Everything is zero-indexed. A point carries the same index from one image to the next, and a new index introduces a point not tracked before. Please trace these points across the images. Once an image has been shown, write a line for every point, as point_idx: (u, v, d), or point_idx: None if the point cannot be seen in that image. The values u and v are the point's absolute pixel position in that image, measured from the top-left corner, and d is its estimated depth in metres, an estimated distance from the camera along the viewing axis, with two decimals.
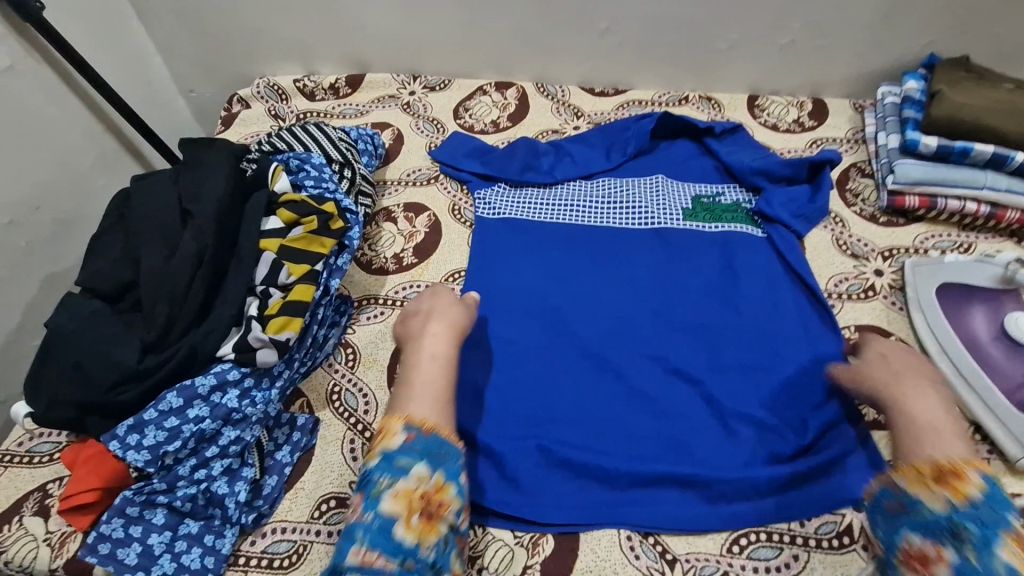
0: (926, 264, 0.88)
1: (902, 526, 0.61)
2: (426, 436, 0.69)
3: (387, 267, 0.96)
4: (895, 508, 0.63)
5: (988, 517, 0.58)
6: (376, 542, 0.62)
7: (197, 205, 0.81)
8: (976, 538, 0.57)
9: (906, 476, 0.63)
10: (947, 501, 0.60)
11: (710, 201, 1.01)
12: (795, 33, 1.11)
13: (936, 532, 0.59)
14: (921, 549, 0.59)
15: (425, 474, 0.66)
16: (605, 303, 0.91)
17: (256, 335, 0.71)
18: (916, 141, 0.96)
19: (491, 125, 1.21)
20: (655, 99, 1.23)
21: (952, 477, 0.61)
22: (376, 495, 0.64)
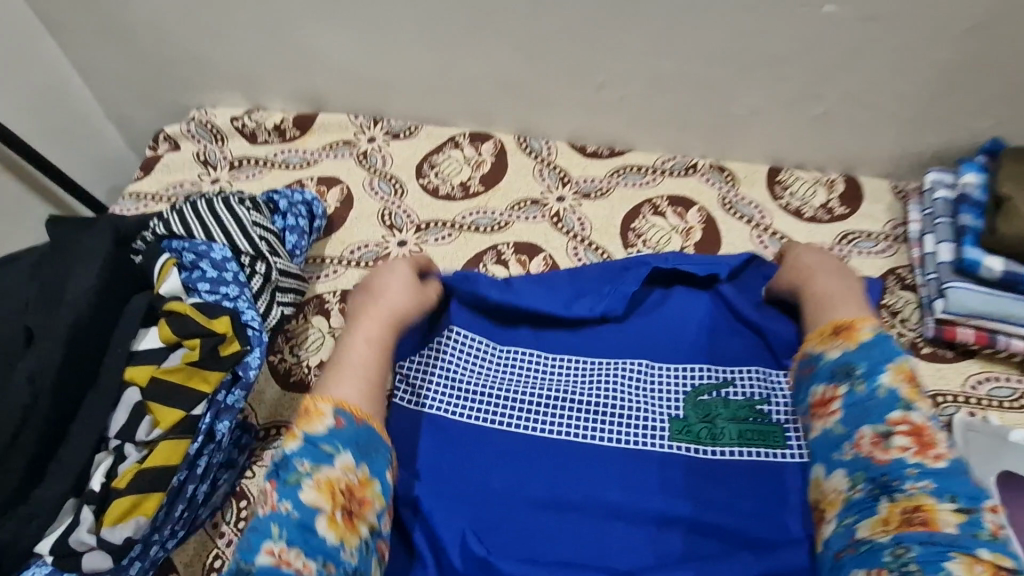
0: (981, 431, 0.70)
1: (809, 383, 0.67)
2: (357, 426, 0.62)
3: (308, 381, 0.78)
4: (805, 371, 0.68)
5: (874, 352, 0.64)
6: (294, 537, 0.54)
7: (45, 321, 0.62)
8: (863, 369, 0.63)
9: (811, 341, 0.69)
10: (842, 349, 0.66)
11: (710, 397, 0.76)
12: (834, 103, 0.91)
13: (830, 377, 0.65)
14: (823, 395, 0.65)
15: (351, 464, 0.59)
16: (575, 485, 0.70)
17: (79, 538, 0.55)
18: (977, 263, 0.78)
19: (460, 187, 1.01)
20: (658, 165, 1.03)
21: (846, 329, 0.67)
22: (295, 483, 0.56)
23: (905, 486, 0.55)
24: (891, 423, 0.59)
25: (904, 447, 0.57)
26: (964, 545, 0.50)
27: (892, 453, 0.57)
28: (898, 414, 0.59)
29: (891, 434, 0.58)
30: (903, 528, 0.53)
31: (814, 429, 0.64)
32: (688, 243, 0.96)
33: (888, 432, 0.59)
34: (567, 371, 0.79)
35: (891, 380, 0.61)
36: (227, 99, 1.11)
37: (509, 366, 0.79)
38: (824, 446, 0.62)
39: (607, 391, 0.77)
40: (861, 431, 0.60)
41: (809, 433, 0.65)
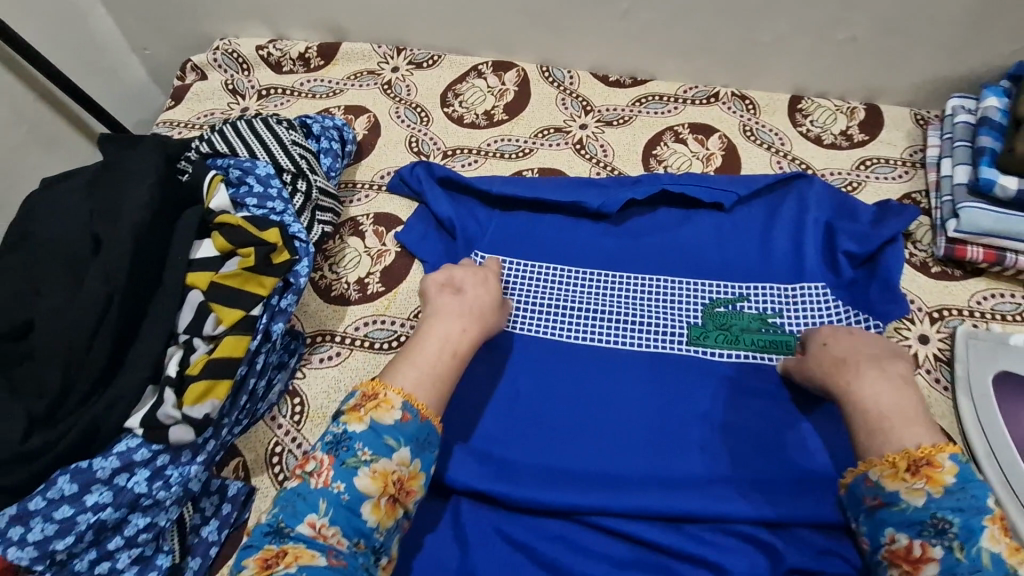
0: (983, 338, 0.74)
1: (883, 523, 0.57)
2: (419, 422, 0.61)
3: (348, 295, 0.83)
4: (873, 504, 0.59)
5: (964, 502, 0.54)
6: (338, 516, 0.56)
7: (110, 228, 0.66)
8: (959, 528, 0.53)
9: (879, 469, 0.58)
10: (925, 495, 0.55)
11: (726, 310, 0.82)
12: (861, 27, 0.91)
13: (917, 527, 0.55)
14: (907, 547, 0.55)
15: (407, 460, 0.59)
16: (605, 391, 0.77)
17: (166, 411, 0.59)
18: (992, 183, 0.80)
19: (484, 117, 1.03)
20: (679, 94, 1.04)
21: (925, 464, 0.56)
22: (352, 466, 0.57)
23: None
24: None
25: None
26: None
27: None
28: None
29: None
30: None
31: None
32: (708, 168, 0.98)
33: None
34: (592, 284, 0.85)
35: (991, 541, 0.52)
36: (250, 29, 1.12)
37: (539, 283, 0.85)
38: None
39: (633, 302, 0.83)
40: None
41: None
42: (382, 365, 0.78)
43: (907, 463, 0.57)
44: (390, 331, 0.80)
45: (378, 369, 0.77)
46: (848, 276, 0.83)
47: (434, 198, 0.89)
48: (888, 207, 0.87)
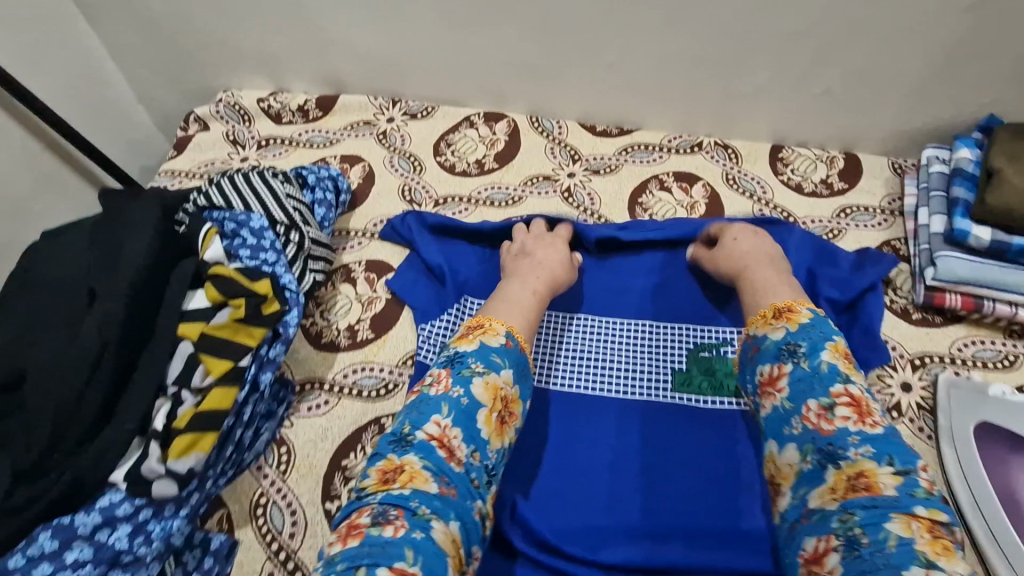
0: (965, 388, 0.75)
1: (755, 365, 0.69)
2: (520, 352, 0.71)
3: (338, 342, 0.84)
4: (751, 353, 0.70)
5: (813, 333, 0.66)
6: (460, 420, 0.62)
7: (106, 281, 0.68)
8: (806, 348, 0.65)
9: (755, 324, 0.72)
10: (784, 330, 0.68)
11: (710, 357, 0.83)
12: (834, 81, 0.95)
13: (777, 357, 0.67)
14: (770, 375, 0.66)
15: (510, 380, 0.67)
16: (603, 437, 0.78)
17: (150, 465, 0.60)
18: (966, 232, 0.82)
19: (475, 165, 1.06)
20: (664, 143, 1.08)
21: (786, 312, 0.70)
22: (468, 376, 0.65)
23: (849, 453, 0.57)
24: (834, 396, 0.60)
25: (846, 417, 0.59)
26: (902, 505, 0.52)
27: (835, 423, 0.59)
28: (840, 387, 0.61)
29: (834, 407, 0.60)
30: (847, 495, 0.55)
31: (765, 411, 0.66)
32: (692, 216, 1.00)
33: (830, 404, 0.60)
34: (579, 330, 0.86)
35: (830, 357, 0.64)
36: (253, 81, 1.17)
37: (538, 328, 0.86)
38: (775, 423, 0.64)
39: (617, 349, 0.84)
40: (806, 404, 0.61)
41: (760, 412, 0.66)
42: (369, 412, 0.78)
43: (775, 315, 0.71)
44: (378, 378, 0.81)
45: (365, 417, 0.78)
46: (831, 323, 0.85)
47: (425, 245, 0.92)
48: (865, 254, 0.90)
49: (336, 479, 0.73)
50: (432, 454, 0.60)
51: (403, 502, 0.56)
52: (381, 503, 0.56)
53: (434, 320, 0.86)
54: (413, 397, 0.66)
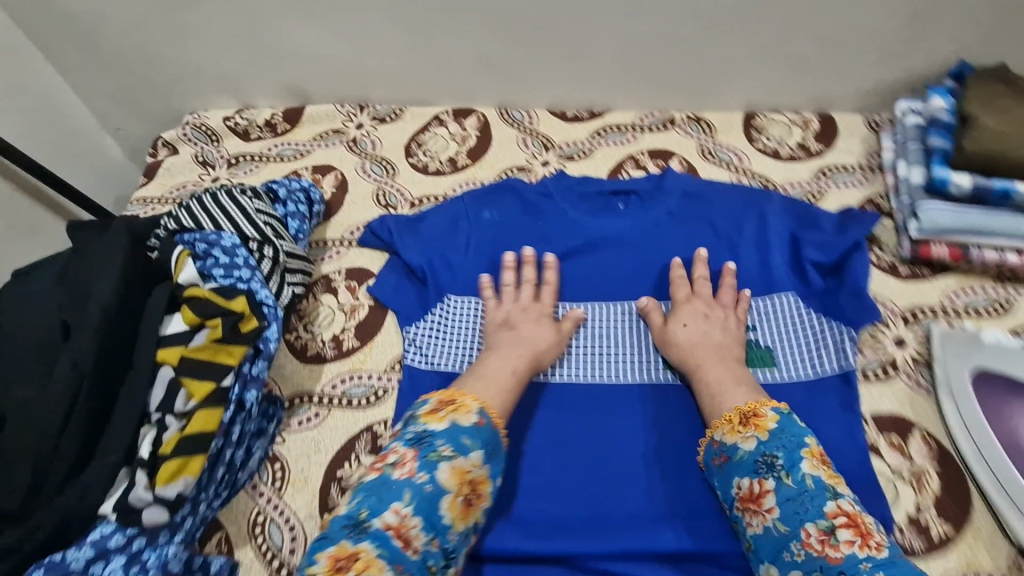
0: (958, 337, 0.74)
1: (728, 475, 0.69)
2: (493, 429, 0.69)
3: (324, 354, 0.83)
4: (720, 460, 0.70)
5: (783, 439, 0.67)
6: (420, 508, 0.62)
7: (78, 314, 0.67)
8: (784, 462, 0.65)
9: (720, 428, 0.71)
10: (755, 438, 0.68)
11: None
12: (800, 44, 0.94)
13: (753, 470, 0.67)
14: (750, 489, 0.66)
15: (481, 462, 0.67)
16: (592, 431, 0.78)
17: (138, 493, 0.59)
18: (945, 181, 0.80)
19: (448, 163, 1.05)
20: (637, 123, 1.07)
21: (752, 416, 0.70)
22: (434, 461, 0.65)
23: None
24: (829, 516, 0.61)
25: (849, 540, 0.59)
26: None
27: (842, 550, 0.59)
28: (832, 505, 0.62)
29: (834, 530, 0.60)
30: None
31: (753, 530, 0.65)
32: None
33: (830, 528, 0.61)
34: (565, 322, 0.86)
35: (811, 468, 0.65)
36: (218, 101, 1.15)
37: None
38: (770, 548, 0.63)
39: (606, 335, 0.84)
40: (805, 529, 0.61)
41: (747, 530, 0.66)
42: (360, 422, 0.78)
43: (741, 417, 0.71)
44: (367, 386, 0.80)
45: (357, 426, 0.77)
46: (819, 285, 0.84)
47: (405, 248, 0.91)
48: (849, 213, 0.89)
49: (332, 490, 0.72)
50: (386, 544, 0.60)
51: None
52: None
53: (419, 322, 0.86)
54: (373, 474, 0.66)
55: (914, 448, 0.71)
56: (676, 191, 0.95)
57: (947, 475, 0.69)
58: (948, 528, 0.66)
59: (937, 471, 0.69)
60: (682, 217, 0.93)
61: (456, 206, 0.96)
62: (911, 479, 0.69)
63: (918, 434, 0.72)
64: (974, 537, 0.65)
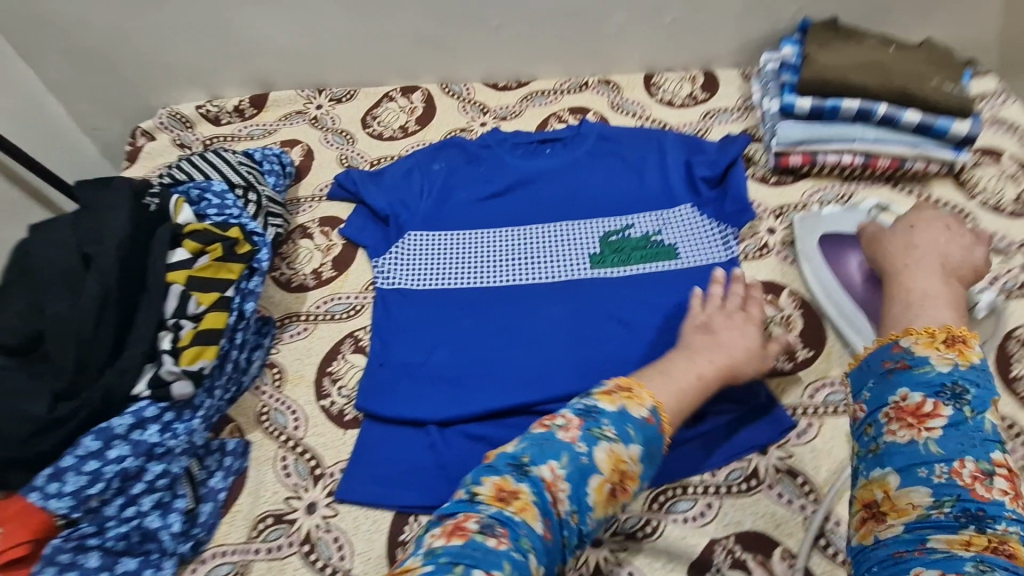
0: (812, 217, 0.96)
1: (895, 382, 0.56)
2: (657, 429, 0.63)
3: (306, 283, 0.98)
4: (894, 365, 0.57)
5: (982, 381, 0.55)
6: (572, 476, 0.58)
7: (97, 246, 0.80)
8: (973, 397, 0.54)
9: (914, 337, 0.58)
10: (953, 364, 0.55)
11: (618, 238, 1.01)
12: (677, 12, 1.17)
13: (936, 390, 0.54)
14: (918, 404, 0.54)
15: (638, 457, 0.60)
16: (526, 315, 0.93)
17: (168, 368, 0.72)
18: (792, 104, 1.02)
19: (400, 130, 1.22)
20: (557, 88, 1.27)
21: (958, 342, 0.57)
22: (597, 436, 0.59)
23: (998, 526, 0.48)
24: (995, 462, 0.51)
25: (1005, 491, 0.50)
26: None
27: (993, 493, 0.50)
28: (1000, 456, 0.52)
29: (994, 474, 0.51)
30: (987, 553, 0.47)
31: (893, 438, 0.54)
32: None
33: (990, 471, 0.51)
34: (507, 239, 1.02)
35: (994, 418, 0.54)
36: (188, 94, 1.29)
37: (467, 243, 1.02)
38: (907, 456, 0.53)
39: (542, 245, 1.01)
40: (964, 459, 0.51)
41: (885, 436, 0.55)
42: (345, 330, 0.92)
43: (944, 338, 0.58)
44: (347, 303, 0.95)
45: (341, 334, 0.92)
46: (710, 195, 1.04)
47: (369, 194, 1.06)
48: (727, 139, 1.10)
49: (326, 382, 0.86)
50: (542, 498, 0.56)
51: (511, 523, 0.53)
52: (491, 516, 0.53)
53: (385, 253, 1.00)
54: (534, 427, 0.62)
55: (784, 301, 0.92)
56: (591, 136, 1.14)
57: (807, 317, 0.90)
58: (809, 351, 0.87)
59: (801, 315, 0.90)
60: (596, 152, 1.13)
61: (410, 161, 1.13)
62: (781, 322, 0.90)
63: (788, 292, 0.93)
64: (828, 357, 0.86)
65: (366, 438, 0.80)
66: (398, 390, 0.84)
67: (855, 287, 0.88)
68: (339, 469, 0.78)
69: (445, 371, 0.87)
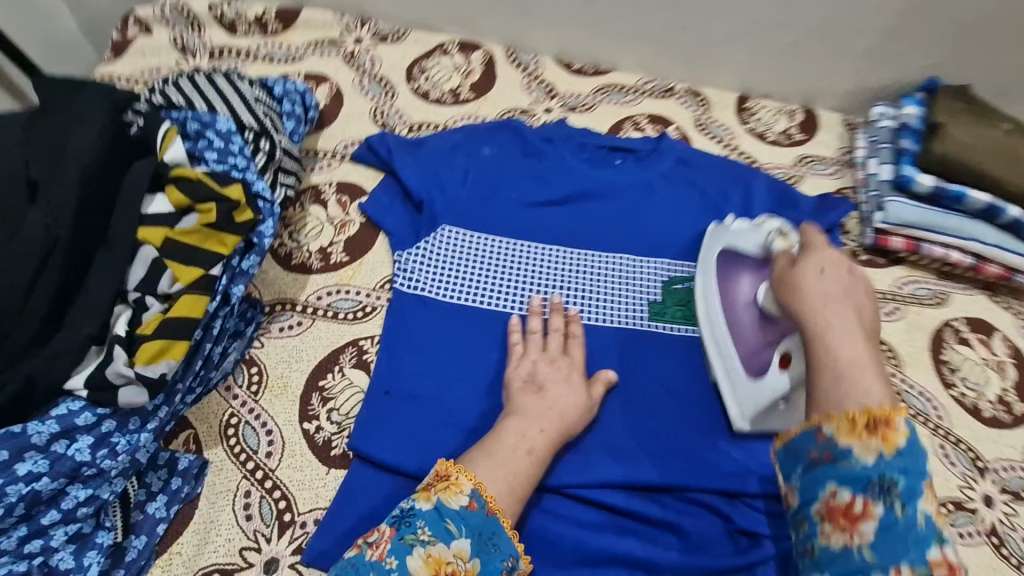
0: (721, 228, 0.82)
1: (825, 478, 0.56)
2: (487, 515, 0.59)
3: (309, 264, 0.80)
4: (819, 458, 0.57)
5: (910, 464, 0.52)
6: None
7: (51, 172, 0.60)
8: (903, 488, 0.51)
9: (836, 425, 0.55)
10: (878, 453, 0.53)
11: (687, 288, 0.85)
12: (800, 35, 0.99)
13: (864, 487, 0.53)
14: (848, 503, 0.54)
15: (464, 553, 0.56)
16: None
17: (116, 369, 0.54)
18: (911, 178, 0.89)
19: (450, 94, 1.02)
20: (639, 87, 1.09)
21: (884, 424, 0.53)
22: (408, 544, 0.55)
23: None
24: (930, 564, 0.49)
25: None
26: None
27: None
28: (936, 553, 0.49)
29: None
30: None
31: (828, 542, 0.54)
32: None
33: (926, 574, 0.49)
34: (557, 259, 0.86)
35: (926, 501, 0.51)
36: None
37: (508, 256, 0.84)
38: (845, 565, 0.52)
39: (597, 278, 0.85)
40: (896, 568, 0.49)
41: (822, 542, 0.55)
42: (348, 336, 0.75)
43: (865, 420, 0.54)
44: (355, 301, 0.78)
45: (342, 340, 0.75)
46: None
47: (404, 168, 0.87)
48: (825, 200, 0.95)
49: (314, 400, 0.70)
50: None
51: None
52: None
53: (408, 248, 0.82)
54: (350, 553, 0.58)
55: None
56: (671, 156, 0.97)
57: None
58: None
59: None
60: (674, 176, 0.96)
61: (457, 136, 0.93)
62: None
63: None
64: None
65: (354, 487, 0.65)
66: (399, 432, 0.68)
67: (733, 310, 0.76)
68: (314, 520, 0.63)
69: (461, 417, 0.71)
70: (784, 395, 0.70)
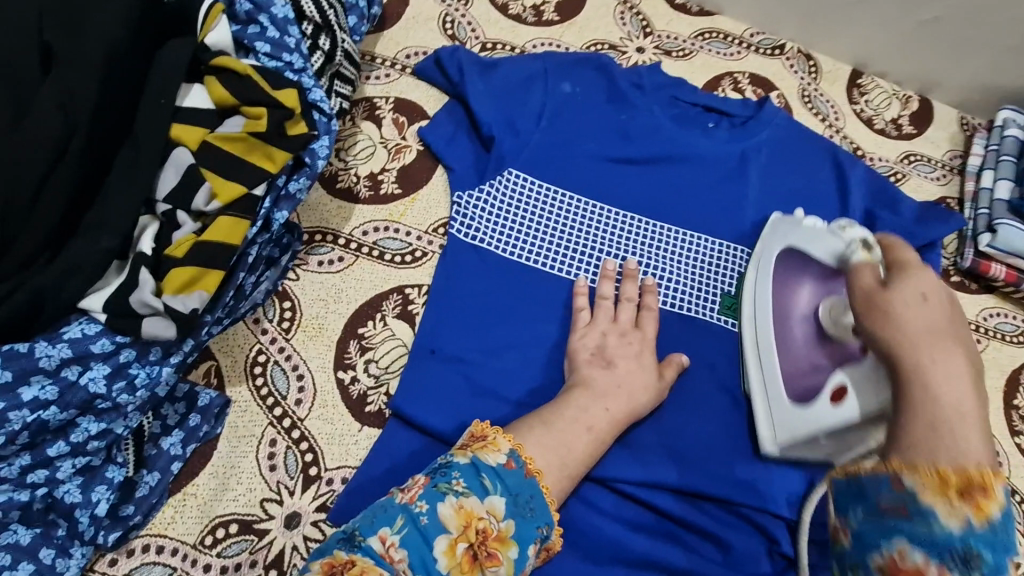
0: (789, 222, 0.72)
1: (894, 531, 0.47)
2: (527, 479, 0.52)
3: (357, 192, 0.70)
4: (892, 509, 0.48)
5: (1000, 537, 0.45)
6: (411, 541, 0.47)
7: (68, 41, 0.47)
8: (985, 564, 0.44)
9: (921, 479, 0.46)
10: (965, 521, 0.45)
11: None
12: (947, 10, 0.84)
13: (941, 556, 0.45)
14: (916, 565, 0.45)
15: (499, 512, 0.49)
16: None
17: (142, 298, 0.48)
18: None
19: (532, 11, 0.87)
20: (745, 38, 0.94)
21: (977, 491, 0.45)
22: (440, 492, 0.49)
23: None
24: None
25: None
26: None
27: None
28: None
29: None
30: None
31: None
32: None
33: None
34: (629, 228, 0.76)
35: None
36: None
37: (577, 216, 0.75)
38: None
39: (670, 256, 0.76)
40: None
41: None
42: (392, 281, 0.67)
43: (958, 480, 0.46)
44: (405, 242, 0.69)
45: (387, 284, 0.67)
46: None
47: (474, 95, 0.75)
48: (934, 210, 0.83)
49: (352, 347, 0.63)
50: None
51: None
52: None
53: (470, 189, 0.72)
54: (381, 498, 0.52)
55: None
56: (774, 124, 0.84)
57: None
58: None
59: None
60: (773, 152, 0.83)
61: (534, 64, 0.80)
62: None
63: None
64: None
65: (386, 452, 0.60)
66: (439, 399, 0.62)
67: (787, 322, 0.68)
68: (341, 479, 0.58)
69: (508, 392, 0.64)
70: (830, 427, 0.61)
